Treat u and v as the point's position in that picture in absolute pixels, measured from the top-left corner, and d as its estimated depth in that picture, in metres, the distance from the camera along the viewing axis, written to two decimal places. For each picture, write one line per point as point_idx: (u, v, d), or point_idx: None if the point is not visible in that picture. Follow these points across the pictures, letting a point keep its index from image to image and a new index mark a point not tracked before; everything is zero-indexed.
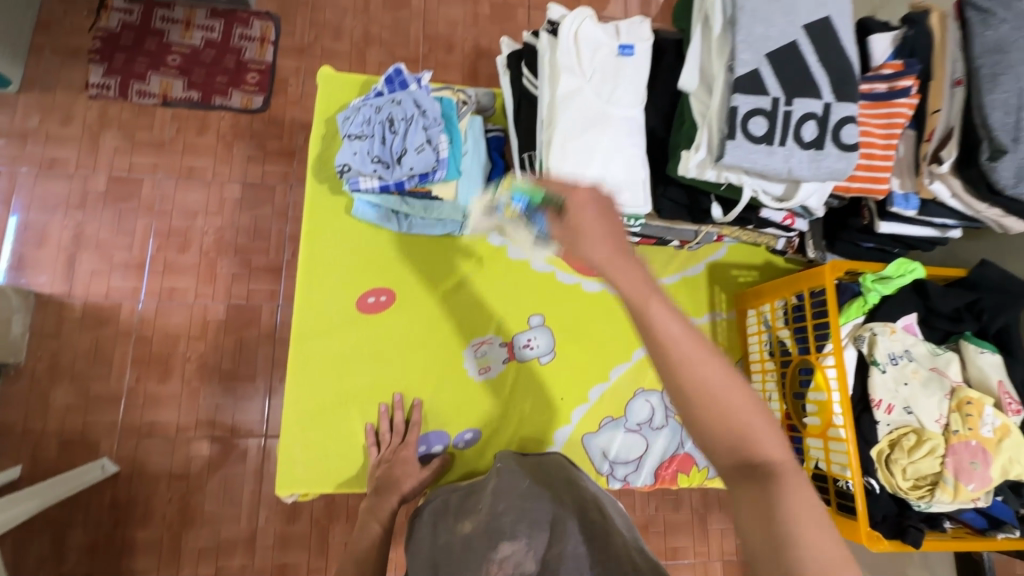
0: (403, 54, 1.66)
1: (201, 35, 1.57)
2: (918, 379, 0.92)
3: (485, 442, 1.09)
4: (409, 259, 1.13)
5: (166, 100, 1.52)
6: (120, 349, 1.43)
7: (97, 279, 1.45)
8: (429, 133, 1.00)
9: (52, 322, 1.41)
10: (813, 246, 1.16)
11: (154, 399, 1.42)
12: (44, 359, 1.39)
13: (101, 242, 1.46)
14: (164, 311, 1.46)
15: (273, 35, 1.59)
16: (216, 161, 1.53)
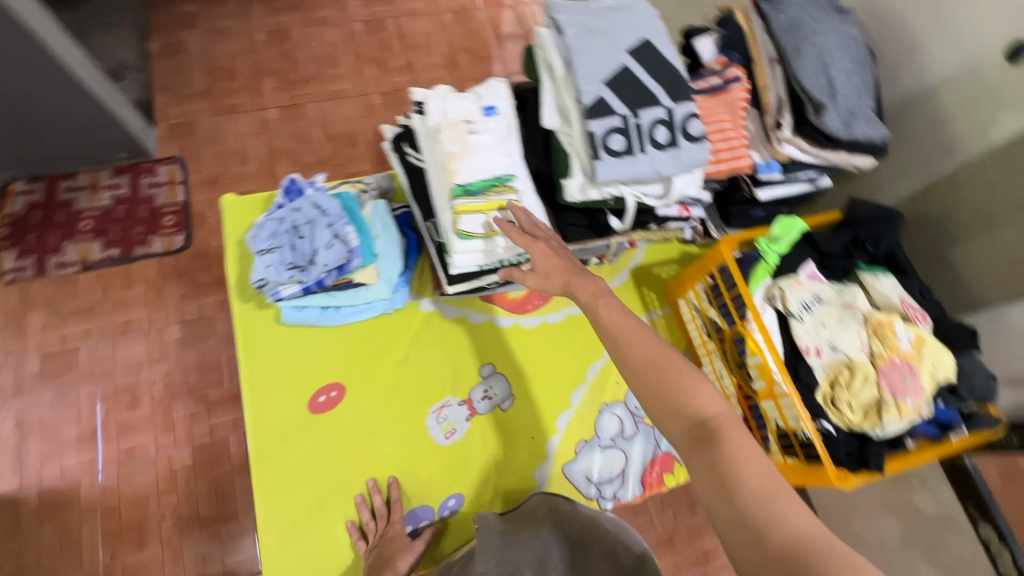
0: (310, 160, 1.74)
1: (110, 194, 1.61)
2: (834, 318, 1.00)
3: (471, 503, 1.08)
4: (350, 348, 1.15)
5: (87, 265, 1.54)
6: (88, 528, 1.36)
7: (49, 462, 1.39)
8: (335, 228, 1.07)
9: (9, 522, 1.34)
10: (715, 228, 1.24)
11: (135, 570, 1.34)
12: (8, 565, 1.32)
13: (45, 424, 1.42)
14: (127, 474, 1.40)
15: (181, 176, 1.65)
16: (151, 309, 1.53)
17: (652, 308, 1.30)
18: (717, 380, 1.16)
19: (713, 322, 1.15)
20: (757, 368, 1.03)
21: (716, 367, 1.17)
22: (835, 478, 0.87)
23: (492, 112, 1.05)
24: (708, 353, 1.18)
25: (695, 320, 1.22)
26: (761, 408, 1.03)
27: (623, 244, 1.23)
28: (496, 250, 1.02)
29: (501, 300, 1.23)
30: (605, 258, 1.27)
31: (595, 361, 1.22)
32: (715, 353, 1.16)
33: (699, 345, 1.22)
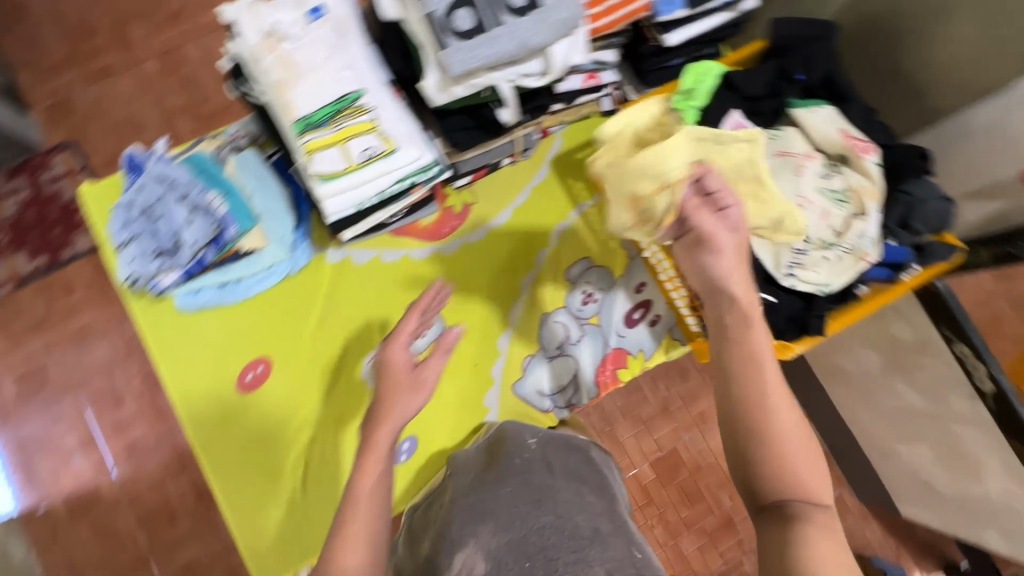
0: (210, 108, 1.54)
1: (13, 200, 1.50)
2: (765, 174, 0.88)
3: (424, 445, 1.08)
4: (262, 321, 1.07)
5: (19, 280, 1.48)
6: (119, 518, 1.44)
7: (61, 470, 1.45)
8: (193, 201, 0.96)
9: (47, 527, 1.43)
10: (633, 90, 1.08)
11: (174, 544, 1.43)
12: (62, 563, 1.42)
13: (44, 438, 1.46)
14: (137, 465, 1.45)
15: (77, 162, 1.50)
16: (100, 308, 1.49)
17: (581, 200, 1.17)
18: (660, 264, 1.07)
19: None
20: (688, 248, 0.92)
21: (654, 250, 1.07)
22: (772, 351, 0.81)
23: (319, 17, 0.86)
24: (645, 236, 1.07)
25: None
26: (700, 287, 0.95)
27: (533, 134, 1.09)
28: (368, 184, 0.87)
29: (414, 230, 1.12)
30: (517, 155, 1.12)
31: (527, 272, 1.13)
32: (650, 236, 1.05)
33: None
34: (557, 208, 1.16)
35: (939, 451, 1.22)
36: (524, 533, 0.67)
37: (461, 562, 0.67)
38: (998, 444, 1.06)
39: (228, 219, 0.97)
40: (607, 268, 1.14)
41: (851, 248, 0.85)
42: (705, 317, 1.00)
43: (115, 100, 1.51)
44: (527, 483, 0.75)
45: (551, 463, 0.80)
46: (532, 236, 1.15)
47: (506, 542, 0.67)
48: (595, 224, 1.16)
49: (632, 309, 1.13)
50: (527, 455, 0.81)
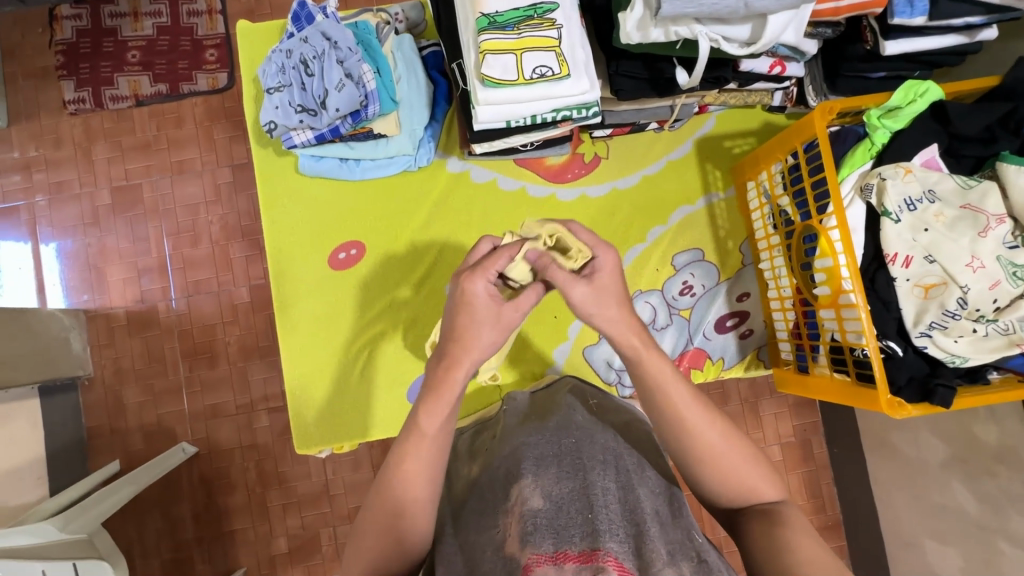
0: None
1: (152, 23, 1.55)
2: (942, 222, 0.79)
3: (483, 375, 1.07)
4: (370, 206, 1.08)
5: (138, 99, 1.53)
6: (168, 346, 1.53)
7: (130, 286, 1.54)
8: (347, 66, 0.93)
9: (104, 332, 1.53)
10: (813, 92, 1.00)
11: (209, 384, 1.52)
12: (109, 366, 1.53)
13: (123, 252, 1.54)
14: (196, 304, 1.53)
15: (218, 4, 1.54)
16: (202, 150, 1.54)
17: (713, 190, 1.11)
18: (777, 280, 1.02)
19: (783, 213, 0.96)
20: (825, 271, 0.86)
21: (776, 264, 1.01)
22: (885, 405, 0.75)
23: None
24: (770, 247, 1.02)
25: (762, 208, 1.03)
26: (819, 316, 0.89)
27: (691, 106, 1.02)
28: (527, 104, 0.84)
29: (537, 165, 1.10)
30: (666, 123, 1.06)
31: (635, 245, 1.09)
32: (778, 248, 1.00)
33: (761, 237, 1.04)
34: (687, 190, 1.10)
35: (969, 562, 1.12)
36: (581, 488, 0.64)
37: (514, 496, 0.65)
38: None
39: (374, 96, 0.95)
40: (714, 267, 1.09)
41: (1006, 328, 0.78)
42: (808, 347, 0.95)
43: None
44: (593, 446, 0.72)
45: (611, 428, 0.80)
46: (650, 210, 1.10)
47: (566, 490, 0.64)
48: (719, 219, 1.10)
49: (726, 315, 1.08)
50: (589, 413, 0.81)
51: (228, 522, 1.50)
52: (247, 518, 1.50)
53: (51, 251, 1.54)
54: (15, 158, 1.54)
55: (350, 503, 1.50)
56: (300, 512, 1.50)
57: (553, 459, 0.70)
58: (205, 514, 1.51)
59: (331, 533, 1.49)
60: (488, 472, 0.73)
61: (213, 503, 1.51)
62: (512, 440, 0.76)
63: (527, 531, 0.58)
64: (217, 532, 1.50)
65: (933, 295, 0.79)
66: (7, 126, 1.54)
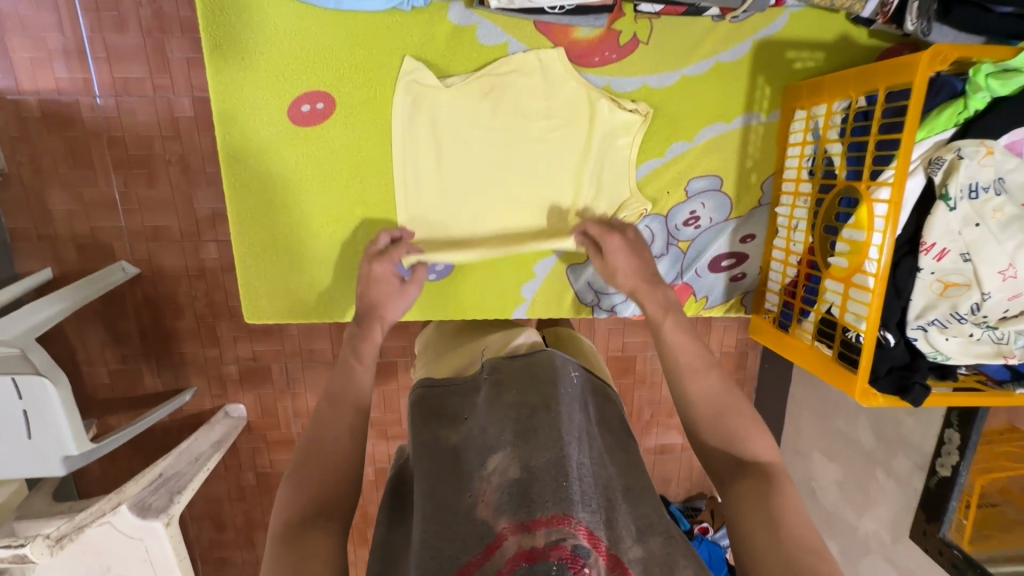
0: None
1: None
2: (997, 220, 0.70)
3: (457, 274, 0.99)
4: (346, 50, 0.86)
5: None
6: (96, 151, 1.30)
7: (41, 69, 1.25)
8: None
9: (15, 122, 1.27)
10: (915, 13, 0.80)
11: (148, 203, 1.35)
12: (26, 164, 1.30)
13: (27, 23, 1.22)
14: (127, 108, 1.28)
15: None
16: None
17: (756, 109, 0.94)
18: (790, 232, 0.93)
19: (828, 161, 0.84)
20: (849, 242, 0.78)
21: (795, 213, 0.92)
22: (858, 393, 0.75)
23: None
24: (795, 194, 0.92)
25: (803, 146, 0.90)
26: (823, 285, 0.84)
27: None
28: None
29: (561, 36, 0.88)
30: (730, 13, 0.85)
31: (651, 159, 0.95)
32: (805, 198, 0.89)
33: (790, 178, 0.93)
34: (726, 104, 0.93)
35: (847, 479, 1.30)
36: (560, 456, 0.63)
37: (495, 468, 0.65)
38: (907, 503, 1.13)
39: None
40: (729, 201, 0.98)
41: (1000, 338, 0.75)
42: (797, 309, 0.92)
43: None
44: (571, 419, 0.70)
45: (589, 407, 0.76)
46: (678, 118, 0.94)
47: (544, 458, 0.64)
48: (751, 146, 0.96)
49: (725, 255, 1.01)
50: (569, 389, 0.75)
51: (177, 344, 1.46)
52: (196, 342, 1.47)
53: None
54: None
55: (304, 343, 1.49)
56: (251, 344, 1.48)
57: (531, 428, 0.68)
58: (152, 334, 1.45)
59: (281, 368, 1.50)
60: (467, 440, 0.71)
61: (160, 325, 1.45)
62: (493, 409, 0.73)
63: (502, 502, 0.61)
64: (166, 350, 1.47)
65: (950, 294, 0.74)
66: None
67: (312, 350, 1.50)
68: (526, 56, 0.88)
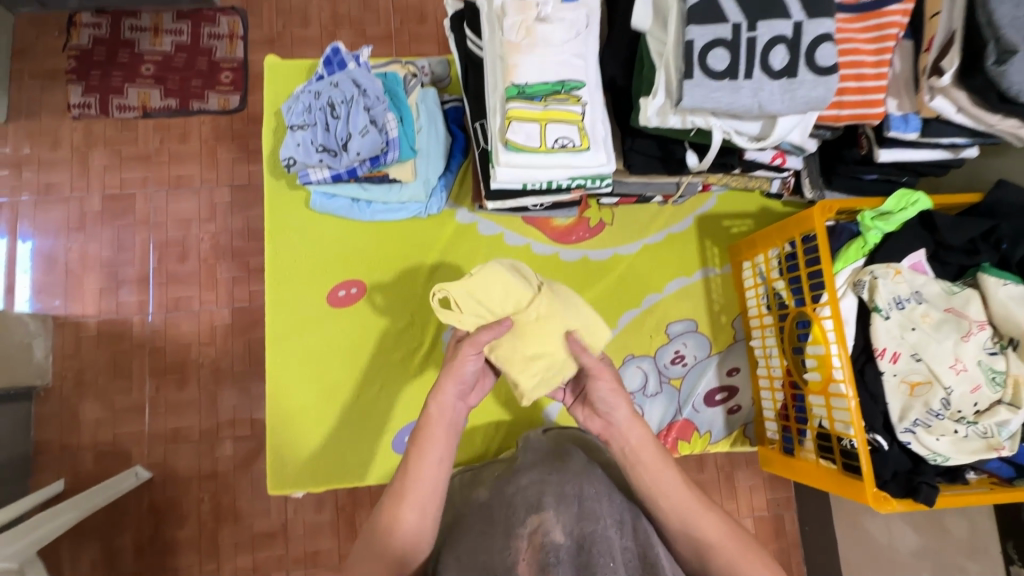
0: (375, 31, 1.63)
1: (171, 39, 1.56)
2: (929, 323, 0.83)
3: (471, 427, 1.07)
4: (377, 246, 1.09)
5: (146, 111, 1.53)
6: (137, 362, 1.45)
7: (107, 296, 1.47)
8: (372, 113, 0.95)
9: (71, 341, 1.45)
10: (810, 185, 1.05)
11: (175, 407, 1.43)
12: (69, 378, 1.43)
13: (104, 260, 1.49)
14: (173, 322, 1.47)
15: (240, 30, 1.58)
16: (203, 168, 1.54)
17: (710, 264, 1.15)
18: (767, 359, 1.05)
19: (778, 295, 1.00)
20: (815, 358, 0.89)
21: (766, 343, 1.05)
22: (871, 498, 0.77)
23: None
24: (762, 327, 1.05)
25: (757, 287, 1.07)
26: (808, 402, 0.92)
27: (695, 185, 1.07)
28: (545, 171, 0.87)
29: (544, 225, 1.13)
30: (670, 198, 1.10)
31: (630, 309, 1.12)
32: (770, 328, 1.03)
33: (754, 315, 1.08)
34: (684, 263, 1.14)
35: None
36: (603, 533, 0.65)
37: (534, 525, 0.67)
38: None
39: (394, 143, 0.96)
40: (707, 339, 1.11)
41: (986, 432, 0.80)
42: (795, 430, 0.97)
43: None
44: (613, 501, 0.72)
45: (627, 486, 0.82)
46: (649, 277, 1.13)
47: (587, 531, 0.65)
48: (713, 294, 1.14)
49: (716, 388, 1.10)
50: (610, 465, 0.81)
51: (174, 558, 1.37)
52: (194, 554, 1.37)
53: (27, 250, 1.48)
54: (8, 155, 1.50)
55: (308, 545, 1.39)
56: (252, 552, 1.38)
57: (574, 497, 0.70)
58: (149, 547, 1.37)
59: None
60: (496, 495, 0.75)
61: (160, 536, 1.38)
62: (529, 471, 0.76)
63: (545, 564, 0.62)
64: (159, 567, 1.36)
65: (918, 392, 0.82)
66: (4, 122, 1.51)
67: (318, 552, 1.39)
68: (522, 245, 1.12)
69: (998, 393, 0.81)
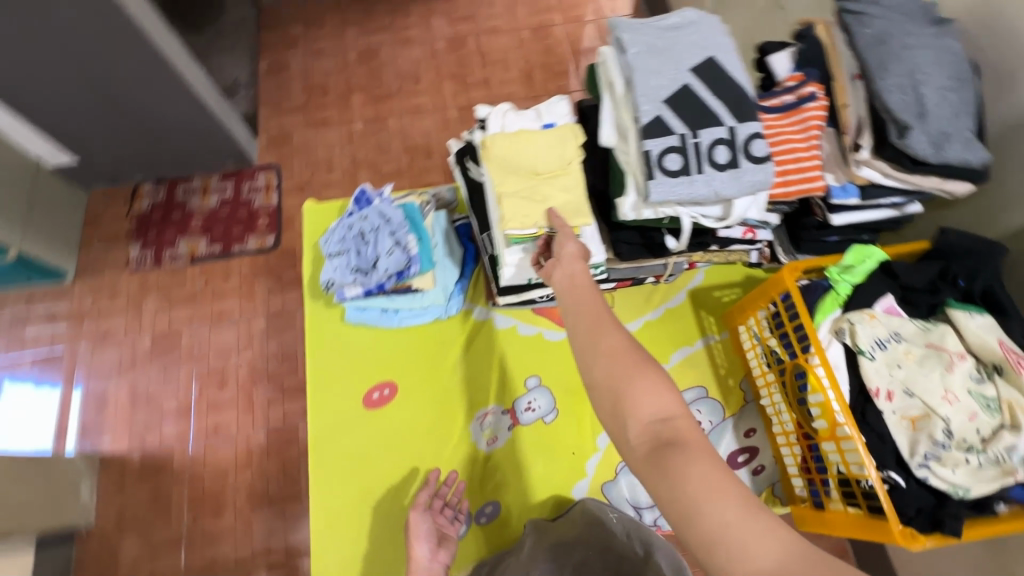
0: (390, 168, 1.98)
1: (217, 196, 1.86)
2: (912, 359, 0.90)
3: (505, 513, 1.11)
4: (405, 349, 1.21)
5: (194, 257, 1.77)
6: (176, 492, 1.52)
7: (151, 429, 1.59)
8: (397, 236, 1.13)
9: (115, 479, 1.53)
10: (783, 252, 1.18)
11: (212, 535, 1.48)
12: (112, 516, 1.50)
13: (150, 396, 1.62)
14: (212, 448, 1.56)
15: (276, 181, 1.91)
16: (242, 300, 1.73)
17: (709, 332, 1.25)
18: (777, 414, 1.10)
19: (774, 352, 1.08)
20: (819, 406, 0.95)
21: (773, 400, 1.11)
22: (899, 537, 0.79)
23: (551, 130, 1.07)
24: (768, 386, 1.12)
25: (754, 347, 1.15)
26: (823, 449, 0.96)
27: (681, 264, 1.21)
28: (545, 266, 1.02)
29: (553, 313, 1.25)
30: (662, 277, 1.24)
31: None
32: (774, 386, 1.10)
33: (758, 375, 1.15)
34: (685, 334, 1.24)
35: None
36: None
37: None
38: None
39: (415, 259, 1.14)
40: (719, 403, 1.18)
41: (997, 458, 0.84)
42: (818, 481, 1.00)
43: (323, 144, 1.98)
44: None
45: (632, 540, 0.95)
46: (653, 349, 1.23)
47: None
48: (717, 360, 1.22)
49: (737, 450, 1.15)
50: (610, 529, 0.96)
51: None
52: None
53: (79, 394, 1.62)
54: (71, 308, 1.71)
55: None
56: None
57: None
58: None
59: None
60: None
61: None
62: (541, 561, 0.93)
63: None
64: None
65: (921, 426, 0.87)
66: (71, 280, 1.74)
67: None
68: (535, 335, 1.23)
69: (997, 418, 0.86)
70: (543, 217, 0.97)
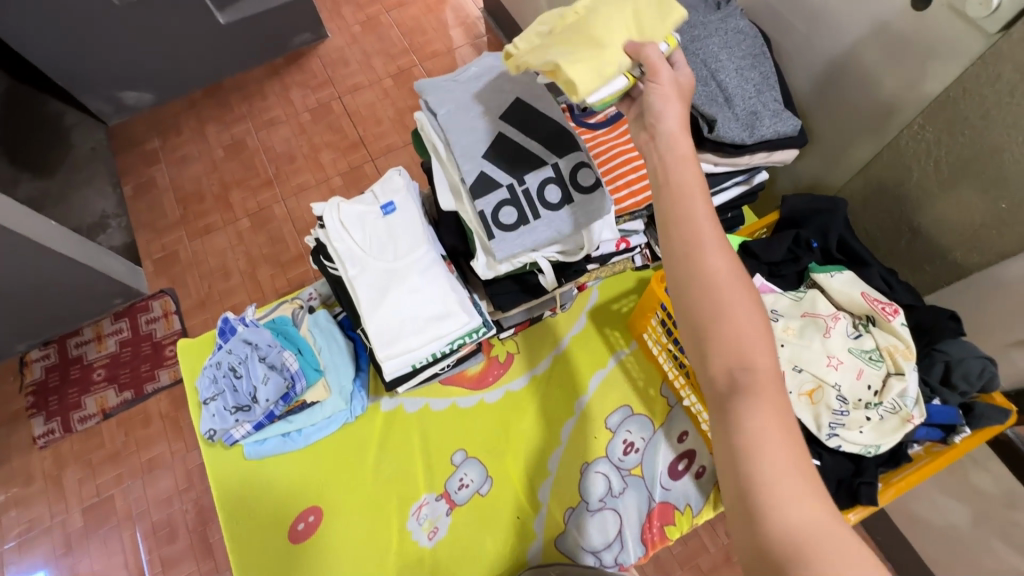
0: (288, 256, 1.92)
1: (114, 339, 1.80)
2: (793, 334, 0.91)
3: None
4: (318, 466, 1.13)
5: (105, 412, 1.68)
6: None
7: None
8: (268, 360, 1.11)
9: None
10: None
11: None
12: None
13: None
14: None
15: (173, 306, 1.84)
16: (171, 441, 1.65)
17: (618, 347, 1.23)
18: (698, 414, 1.10)
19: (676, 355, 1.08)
20: None
21: (691, 401, 1.10)
22: None
23: (391, 210, 1.05)
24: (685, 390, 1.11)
25: (662, 353, 1.14)
26: None
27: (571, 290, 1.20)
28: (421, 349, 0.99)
29: (461, 378, 1.21)
30: (557, 308, 1.23)
31: (567, 422, 1.17)
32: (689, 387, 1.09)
33: (673, 379, 1.14)
34: (596, 357, 1.22)
35: None
36: None
37: None
38: None
39: (298, 374, 1.13)
40: (647, 417, 1.16)
41: (893, 407, 0.84)
42: None
43: (214, 252, 1.92)
44: None
45: None
46: (569, 383, 1.20)
47: None
48: (633, 373, 1.20)
49: (676, 459, 1.12)
50: None
51: None
52: None
53: None
54: None
55: None
56: None
57: None
58: None
59: None
60: None
61: None
62: None
63: None
64: None
65: (817, 399, 0.87)
66: None
67: None
68: (448, 408, 1.18)
69: (883, 367, 0.87)
70: (624, 54, 0.73)
